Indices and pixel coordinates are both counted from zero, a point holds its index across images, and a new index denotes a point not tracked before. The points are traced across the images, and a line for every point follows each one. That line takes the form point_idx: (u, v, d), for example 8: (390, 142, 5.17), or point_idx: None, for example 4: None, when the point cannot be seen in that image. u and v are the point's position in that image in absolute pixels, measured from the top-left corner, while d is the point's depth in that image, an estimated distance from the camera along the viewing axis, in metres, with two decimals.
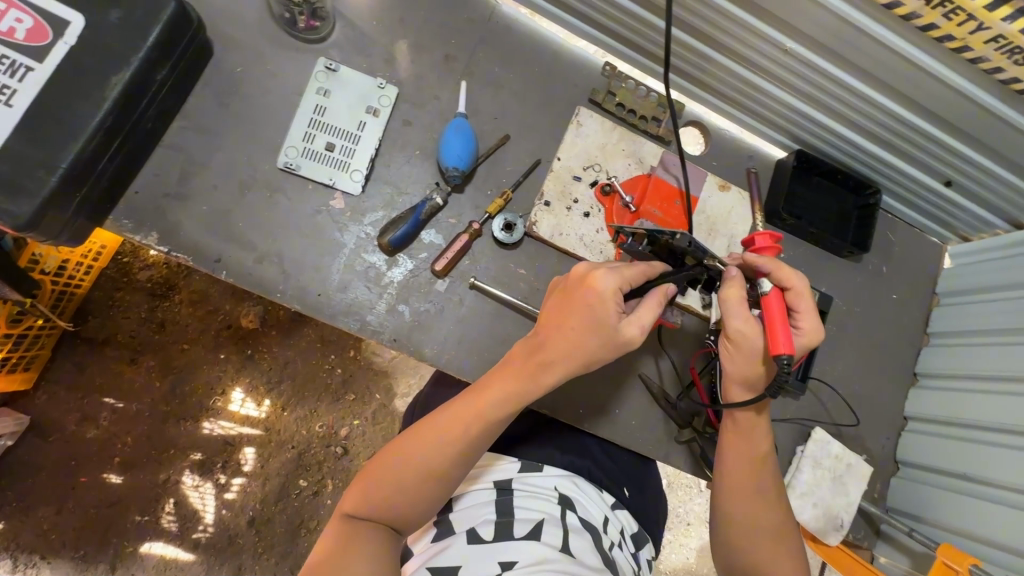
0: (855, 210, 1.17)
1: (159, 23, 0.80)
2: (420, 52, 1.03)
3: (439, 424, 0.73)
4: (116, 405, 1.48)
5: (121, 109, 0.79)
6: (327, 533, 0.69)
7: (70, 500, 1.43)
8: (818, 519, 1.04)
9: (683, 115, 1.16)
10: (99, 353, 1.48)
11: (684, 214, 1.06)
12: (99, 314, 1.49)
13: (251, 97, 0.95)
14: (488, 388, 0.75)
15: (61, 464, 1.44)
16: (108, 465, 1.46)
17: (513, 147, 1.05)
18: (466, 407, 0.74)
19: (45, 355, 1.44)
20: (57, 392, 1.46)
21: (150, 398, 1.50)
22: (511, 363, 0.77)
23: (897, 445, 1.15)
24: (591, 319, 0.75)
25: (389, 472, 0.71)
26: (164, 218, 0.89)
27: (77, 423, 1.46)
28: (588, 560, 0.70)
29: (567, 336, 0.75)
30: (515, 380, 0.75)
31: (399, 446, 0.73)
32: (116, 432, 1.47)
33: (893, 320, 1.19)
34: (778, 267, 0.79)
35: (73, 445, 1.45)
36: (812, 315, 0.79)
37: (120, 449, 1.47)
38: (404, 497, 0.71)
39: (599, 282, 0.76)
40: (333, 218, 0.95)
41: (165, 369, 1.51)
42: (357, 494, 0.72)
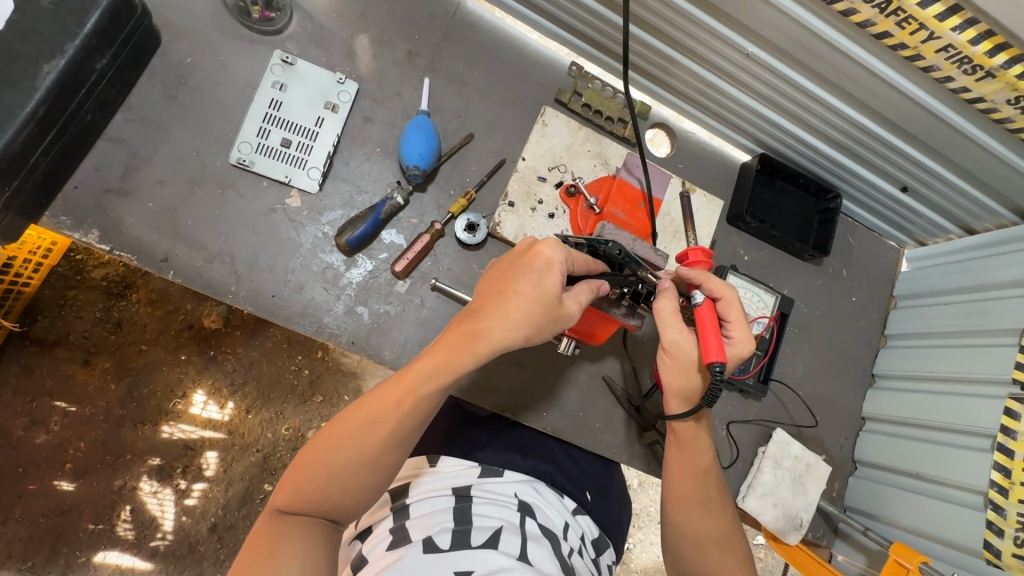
0: (817, 214, 1.19)
1: (98, 9, 0.76)
2: (381, 47, 1.01)
3: (369, 406, 0.70)
4: (68, 409, 1.41)
5: (56, 99, 0.75)
6: (255, 533, 0.65)
7: (17, 509, 1.36)
8: (778, 519, 1.05)
9: (650, 117, 1.16)
10: (48, 355, 1.41)
11: (648, 218, 1.04)
12: (49, 313, 1.42)
13: (201, 90, 0.92)
14: (418, 363, 0.71)
15: (6, 471, 1.37)
16: (59, 472, 1.39)
17: (477, 147, 1.03)
18: (397, 385, 0.71)
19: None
20: (4, 396, 1.38)
21: (104, 401, 1.43)
22: (445, 339, 0.73)
23: (856, 445, 1.17)
24: (531, 292, 0.72)
25: (318, 461, 0.68)
26: (106, 215, 0.85)
27: (25, 428, 1.39)
28: (546, 568, 0.69)
29: (503, 308, 0.72)
30: (448, 354, 0.71)
31: (328, 433, 0.70)
32: (69, 437, 1.40)
33: (853, 322, 1.21)
34: (708, 278, 0.79)
35: (19, 451, 1.38)
36: (743, 324, 0.80)
37: (72, 455, 1.40)
38: (334, 487, 0.67)
39: (539, 254, 0.74)
40: (289, 217, 0.92)
41: (120, 371, 1.45)
42: (286, 488, 0.68)
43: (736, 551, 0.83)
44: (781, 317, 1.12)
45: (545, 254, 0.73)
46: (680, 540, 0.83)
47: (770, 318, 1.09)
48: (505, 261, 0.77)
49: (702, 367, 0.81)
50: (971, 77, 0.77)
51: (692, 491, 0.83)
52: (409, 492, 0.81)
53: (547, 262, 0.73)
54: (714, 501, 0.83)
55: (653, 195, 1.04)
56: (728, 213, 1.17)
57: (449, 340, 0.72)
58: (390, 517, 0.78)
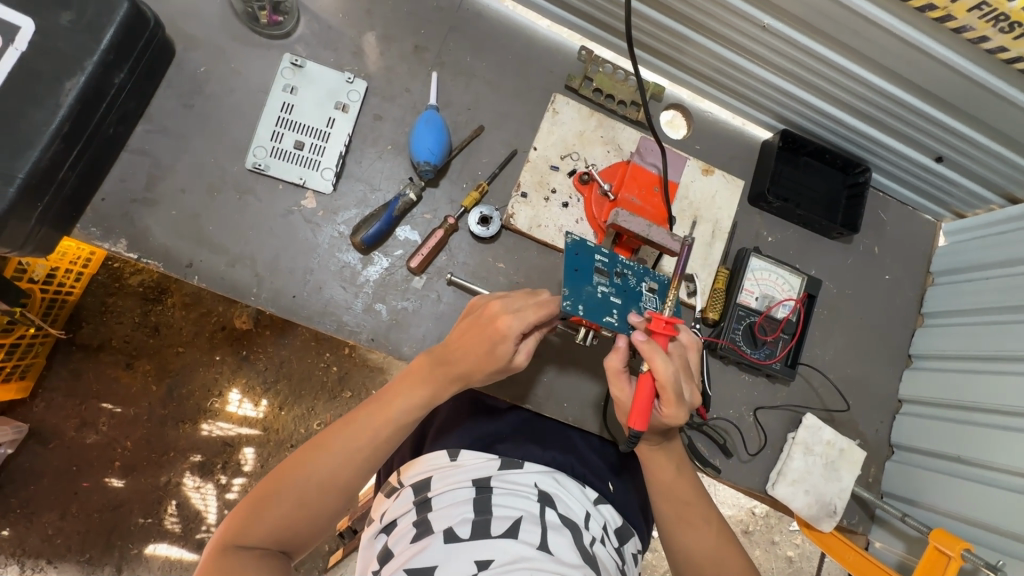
0: (845, 189, 1.14)
1: (114, 25, 0.77)
2: (388, 43, 1.01)
3: (345, 434, 0.76)
4: (114, 410, 1.48)
5: (79, 116, 0.77)
6: (205, 562, 0.67)
7: (73, 505, 1.44)
8: (811, 506, 1.02)
9: (665, 98, 1.12)
10: (93, 360, 1.49)
11: (663, 204, 1.00)
12: (92, 320, 1.49)
13: (216, 97, 0.93)
14: (392, 398, 0.79)
15: (62, 471, 1.45)
16: (109, 470, 1.47)
17: (488, 139, 1.02)
18: (370, 416, 0.77)
19: (40, 363, 1.45)
20: (56, 399, 1.46)
21: (147, 401, 1.50)
22: (414, 376, 0.81)
23: (892, 429, 1.12)
24: (490, 349, 0.77)
25: (286, 489, 0.73)
26: (133, 225, 0.88)
27: (76, 429, 1.46)
28: (567, 556, 0.72)
29: (465, 357, 0.78)
30: (418, 390, 0.80)
31: (297, 462, 0.75)
32: (116, 437, 1.48)
33: (887, 302, 1.16)
34: (652, 357, 0.74)
35: (73, 451, 1.46)
36: (676, 404, 0.77)
37: (120, 454, 1.47)
38: (298, 516, 0.72)
39: (503, 325, 0.77)
40: (306, 218, 0.94)
41: (161, 373, 1.51)
42: (244, 513, 0.72)
43: (735, 556, 0.83)
44: (809, 300, 1.08)
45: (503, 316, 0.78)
46: (679, 550, 0.85)
47: (797, 300, 1.05)
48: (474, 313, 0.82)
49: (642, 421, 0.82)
50: (1008, 35, 0.72)
51: (674, 507, 0.86)
52: (431, 485, 0.84)
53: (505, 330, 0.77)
54: (696, 508, 0.86)
55: (668, 179, 1.00)
56: (749, 193, 1.13)
57: (419, 378, 0.80)
58: (413, 511, 0.81)
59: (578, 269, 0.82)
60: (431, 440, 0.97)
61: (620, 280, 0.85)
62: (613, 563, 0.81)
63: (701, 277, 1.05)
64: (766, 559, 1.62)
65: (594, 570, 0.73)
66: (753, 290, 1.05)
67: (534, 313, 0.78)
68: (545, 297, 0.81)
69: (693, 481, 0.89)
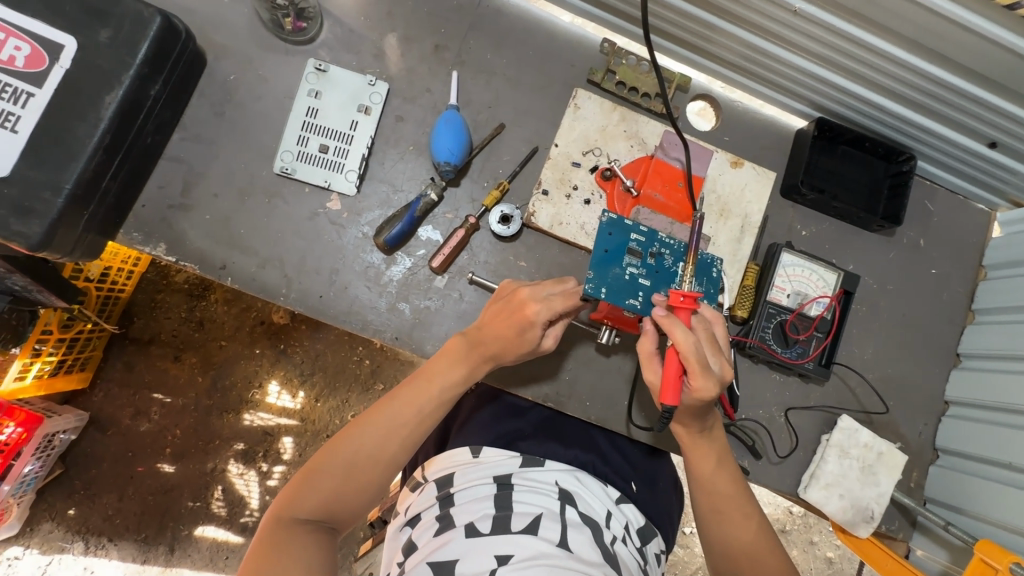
0: (887, 179, 1.08)
1: (148, 39, 0.80)
2: (409, 45, 1.01)
3: (389, 410, 0.76)
4: (165, 400, 1.58)
5: (118, 127, 0.81)
6: (258, 537, 0.65)
7: (129, 487, 1.54)
8: (846, 511, 0.99)
9: (691, 89, 1.08)
10: (144, 353, 1.58)
11: (688, 199, 0.99)
12: (143, 315, 1.59)
13: (244, 104, 0.96)
14: (433, 374, 0.79)
15: (119, 456, 1.55)
16: (160, 456, 1.56)
17: (509, 137, 1.02)
18: (413, 393, 0.78)
19: (97, 355, 1.55)
20: (112, 389, 1.56)
21: (194, 392, 1.59)
22: (450, 353, 0.81)
23: (937, 432, 1.06)
24: (520, 333, 0.78)
25: (333, 465, 0.72)
26: (170, 229, 0.92)
27: (131, 417, 1.56)
28: (587, 555, 0.73)
29: (501, 338, 0.79)
30: (458, 368, 0.80)
31: (342, 438, 0.75)
32: (166, 425, 1.57)
33: (931, 297, 1.10)
34: (671, 329, 0.70)
35: (128, 438, 1.56)
36: (707, 379, 0.71)
37: (171, 441, 1.57)
38: (348, 490, 0.72)
39: (530, 313, 0.76)
40: (331, 220, 0.96)
41: (205, 365, 1.59)
42: (291, 488, 0.71)
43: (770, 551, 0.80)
44: (845, 297, 1.02)
45: (532, 298, 0.78)
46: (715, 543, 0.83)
47: (832, 298, 1.01)
48: (504, 296, 0.81)
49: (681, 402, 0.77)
50: None
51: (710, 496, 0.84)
52: (453, 481, 0.86)
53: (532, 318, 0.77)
54: (733, 502, 0.82)
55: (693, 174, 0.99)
56: (781, 185, 1.09)
57: (455, 355, 0.80)
58: (436, 505, 0.84)
59: (606, 249, 0.78)
60: (454, 436, 0.98)
61: (653, 261, 0.79)
62: (635, 563, 0.81)
63: (729, 273, 1.02)
64: (802, 560, 1.57)
65: (614, 569, 0.74)
66: (785, 287, 1.01)
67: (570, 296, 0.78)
68: (573, 285, 0.80)
69: (733, 473, 0.85)
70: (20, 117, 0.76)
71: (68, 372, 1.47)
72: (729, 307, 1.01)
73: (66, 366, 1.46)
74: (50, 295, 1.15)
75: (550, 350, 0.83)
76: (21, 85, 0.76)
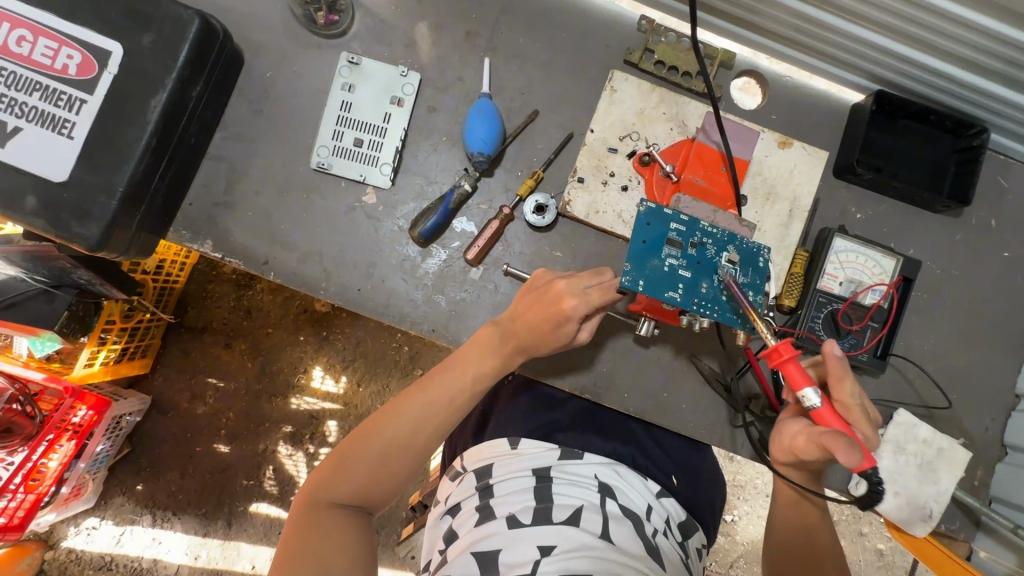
0: (954, 155, 1.00)
1: (188, 41, 0.82)
2: (441, 32, 1.00)
3: (421, 399, 0.76)
4: (218, 384, 1.66)
5: (164, 130, 0.84)
6: (293, 523, 0.67)
7: (190, 466, 1.64)
8: (901, 508, 0.94)
9: (735, 65, 1.02)
10: (199, 340, 1.66)
11: (731, 184, 0.95)
12: (195, 305, 1.67)
13: (281, 100, 0.97)
14: (465, 363, 0.78)
15: (180, 436, 1.65)
16: (216, 436, 1.66)
17: (543, 123, 1.00)
18: (446, 383, 0.77)
19: (156, 343, 1.64)
20: (170, 373, 1.66)
21: (245, 376, 1.67)
22: (483, 342, 0.79)
23: (1005, 428, 0.99)
24: (555, 326, 0.76)
25: (365, 451, 0.72)
26: (215, 226, 0.95)
27: (189, 401, 1.66)
28: (629, 547, 0.74)
29: (534, 329, 0.77)
30: (490, 358, 0.79)
31: (374, 425, 0.74)
32: (220, 408, 1.66)
33: (1000, 283, 1.02)
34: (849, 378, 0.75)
35: (187, 420, 1.65)
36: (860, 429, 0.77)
37: (225, 423, 1.65)
38: (381, 477, 0.72)
39: (566, 308, 0.75)
40: (367, 214, 0.97)
41: (254, 351, 1.67)
42: (323, 474, 0.71)
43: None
44: (905, 284, 0.96)
45: (568, 291, 0.75)
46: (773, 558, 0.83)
47: (890, 286, 0.95)
48: (539, 287, 0.79)
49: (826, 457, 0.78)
50: None
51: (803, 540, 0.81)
52: (492, 472, 0.88)
53: (568, 313, 0.75)
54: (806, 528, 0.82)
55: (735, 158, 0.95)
56: (834, 165, 1.02)
57: (488, 345, 0.79)
58: (477, 495, 0.86)
59: (645, 240, 0.76)
60: (491, 427, 0.99)
61: (694, 251, 0.76)
62: (676, 556, 0.82)
63: (776, 261, 0.97)
64: (851, 551, 1.53)
65: (656, 564, 0.76)
66: (837, 275, 0.95)
67: (607, 290, 0.76)
68: (610, 278, 0.78)
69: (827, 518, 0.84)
70: (76, 124, 0.80)
71: (131, 359, 1.57)
72: (776, 296, 0.96)
73: (128, 353, 1.56)
74: (114, 287, 1.22)
75: (584, 344, 0.82)
76: (76, 93, 0.80)
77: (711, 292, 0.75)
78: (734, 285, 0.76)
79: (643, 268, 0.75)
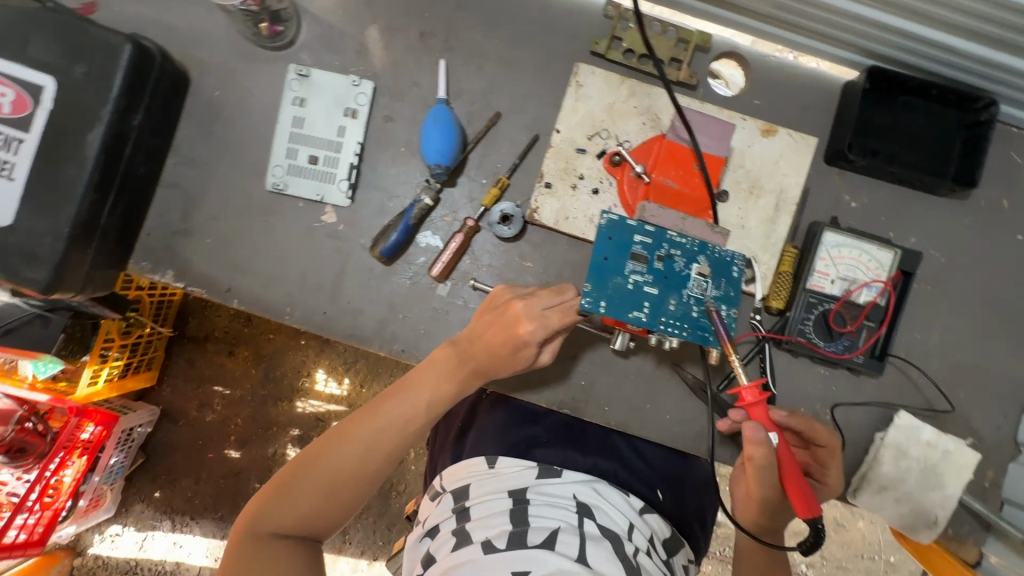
0: (960, 132, 0.91)
1: (120, 69, 0.78)
2: (393, 35, 0.94)
3: (372, 424, 0.72)
4: (224, 391, 1.67)
5: (106, 164, 0.81)
6: (231, 555, 0.64)
7: (203, 472, 1.66)
8: (902, 516, 0.90)
9: (713, 47, 0.94)
10: (201, 350, 1.67)
11: (704, 184, 0.88)
12: (196, 315, 1.67)
13: (231, 120, 0.93)
14: (419, 386, 0.74)
15: (193, 445, 1.66)
16: (227, 442, 1.67)
17: (506, 126, 0.94)
18: (399, 407, 0.73)
19: (159, 355, 1.64)
20: (178, 384, 1.67)
21: (249, 383, 1.67)
22: (439, 362, 0.74)
23: (1019, 425, 0.92)
24: (513, 348, 0.71)
25: (311, 478, 0.69)
26: (175, 256, 0.93)
27: (197, 408, 1.67)
28: (607, 571, 0.70)
29: (491, 351, 0.72)
30: (446, 380, 0.74)
31: (321, 448, 0.71)
32: (228, 415, 1.67)
33: (1013, 269, 0.94)
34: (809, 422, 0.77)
35: (197, 428, 1.66)
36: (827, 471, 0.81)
37: (234, 429, 1.67)
38: (328, 505, 0.69)
39: (524, 333, 0.70)
40: (328, 234, 0.93)
41: (257, 358, 1.67)
42: (265, 500, 0.68)
43: None
44: (904, 278, 0.89)
45: (526, 313, 0.70)
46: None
47: (887, 282, 0.88)
48: (498, 306, 0.74)
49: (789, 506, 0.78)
50: None
51: (763, 562, 0.83)
52: (469, 493, 0.85)
53: (526, 338, 0.70)
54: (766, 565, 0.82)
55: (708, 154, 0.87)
56: (825, 151, 0.94)
57: (443, 365, 0.74)
58: (453, 518, 0.83)
59: (607, 256, 0.71)
60: (470, 442, 0.95)
61: (661, 265, 0.71)
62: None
63: (762, 260, 0.91)
64: (869, 531, 1.48)
65: None
66: (830, 272, 0.89)
67: (566, 311, 0.70)
68: (572, 297, 0.72)
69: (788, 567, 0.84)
70: (15, 165, 0.78)
71: (136, 372, 1.57)
72: (763, 298, 0.90)
73: (133, 368, 1.56)
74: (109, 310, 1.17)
75: (546, 365, 0.77)
76: (12, 133, 0.77)
77: (679, 309, 0.71)
78: (705, 300, 0.71)
79: (603, 288, 0.70)
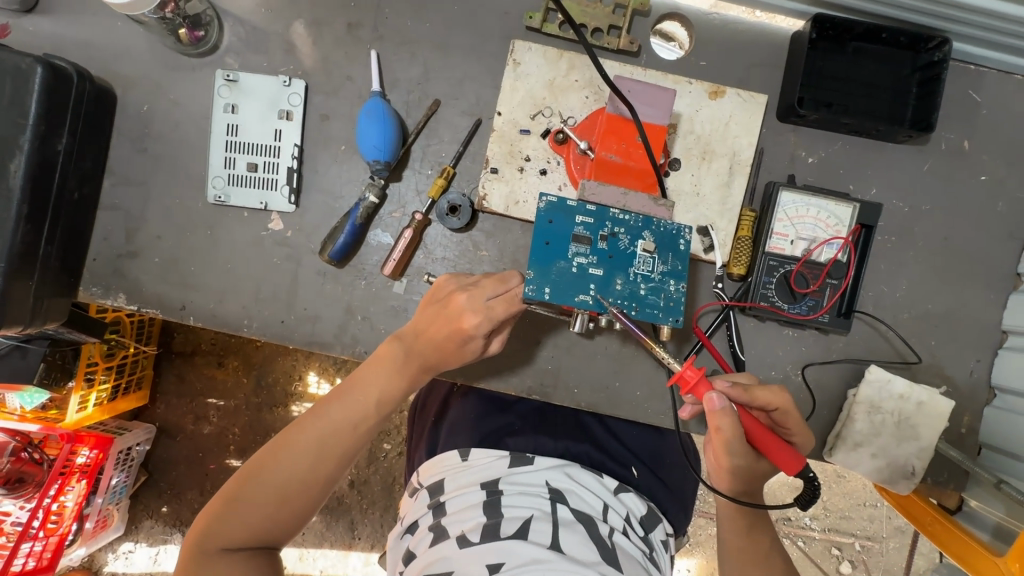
0: (915, 74, 0.88)
1: (34, 93, 0.76)
2: (320, 30, 0.90)
3: (320, 428, 0.72)
4: (218, 403, 1.52)
5: (35, 193, 0.78)
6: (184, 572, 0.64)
7: (208, 483, 1.51)
8: (880, 471, 0.89)
9: (653, 10, 0.90)
10: (190, 364, 1.52)
11: (648, 158, 0.82)
12: (181, 330, 1.52)
13: (164, 135, 0.91)
14: (366, 386, 0.74)
15: (191, 458, 1.52)
16: (226, 452, 1.52)
17: (447, 112, 0.91)
18: (347, 410, 0.73)
19: (149, 374, 1.50)
20: (171, 400, 1.52)
21: (243, 393, 1.53)
22: (384, 361, 0.75)
23: (992, 367, 0.91)
24: (457, 342, 0.72)
25: (261, 488, 0.69)
26: (124, 278, 0.91)
27: (193, 422, 1.52)
28: (582, 554, 0.70)
29: (436, 346, 0.73)
30: (393, 379, 0.75)
31: (269, 458, 0.70)
32: (225, 425, 1.52)
33: (978, 209, 0.92)
34: (754, 392, 0.74)
35: (197, 442, 1.52)
36: (792, 423, 0.77)
37: (232, 439, 1.52)
38: (280, 514, 0.69)
39: (466, 327, 0.71)
40: (276, 242, 0.91)
41: (247, 366, 1.53)
42: (214, 514, 0.68)
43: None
44: (865, 232, 0.87)
45: (466, 307, 0.71)
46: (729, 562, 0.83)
47: (847, 237, 0.86)
48: (438, 301, 0.74)
49: (765, 469, 0.78)
50: None
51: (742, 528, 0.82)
52: (443, 489, 0.83)
53: (469, 332, 0.71)
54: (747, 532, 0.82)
55: (648, 125, 0.81)
56: (777, 108, 0.91)
57: (389, 365, 0.75)
58: (430, 513, 0.80)
59: (548, 241, 0.71)
60: (443, 434, 0.95)
61: (605, 245, 0.72)
62: (640, 553, 0.78)
63: (720, 226, 0.88)
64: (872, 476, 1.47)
65: (613, 566, 0.70)
66: (788, 232, 0.87)
67: (512, 299, 0.71)
68: (516, 284, 0.73)
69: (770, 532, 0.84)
70: None
71: (126, 394, 1.43)
72: (722, 265, 0.88)
73: (122, 390, 1.41)
74: (84, 336, 1.06)
75: (498, 355, 0.78)
76: None
77: (627, 288, 0.72)
78: (652, 276, 0.72)
79: (550, 273, 0.71)
